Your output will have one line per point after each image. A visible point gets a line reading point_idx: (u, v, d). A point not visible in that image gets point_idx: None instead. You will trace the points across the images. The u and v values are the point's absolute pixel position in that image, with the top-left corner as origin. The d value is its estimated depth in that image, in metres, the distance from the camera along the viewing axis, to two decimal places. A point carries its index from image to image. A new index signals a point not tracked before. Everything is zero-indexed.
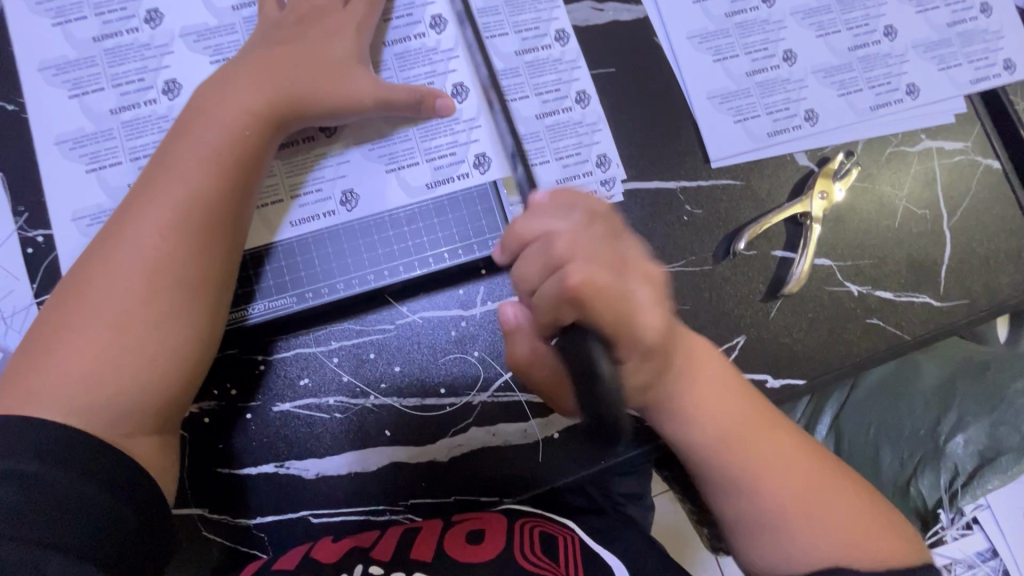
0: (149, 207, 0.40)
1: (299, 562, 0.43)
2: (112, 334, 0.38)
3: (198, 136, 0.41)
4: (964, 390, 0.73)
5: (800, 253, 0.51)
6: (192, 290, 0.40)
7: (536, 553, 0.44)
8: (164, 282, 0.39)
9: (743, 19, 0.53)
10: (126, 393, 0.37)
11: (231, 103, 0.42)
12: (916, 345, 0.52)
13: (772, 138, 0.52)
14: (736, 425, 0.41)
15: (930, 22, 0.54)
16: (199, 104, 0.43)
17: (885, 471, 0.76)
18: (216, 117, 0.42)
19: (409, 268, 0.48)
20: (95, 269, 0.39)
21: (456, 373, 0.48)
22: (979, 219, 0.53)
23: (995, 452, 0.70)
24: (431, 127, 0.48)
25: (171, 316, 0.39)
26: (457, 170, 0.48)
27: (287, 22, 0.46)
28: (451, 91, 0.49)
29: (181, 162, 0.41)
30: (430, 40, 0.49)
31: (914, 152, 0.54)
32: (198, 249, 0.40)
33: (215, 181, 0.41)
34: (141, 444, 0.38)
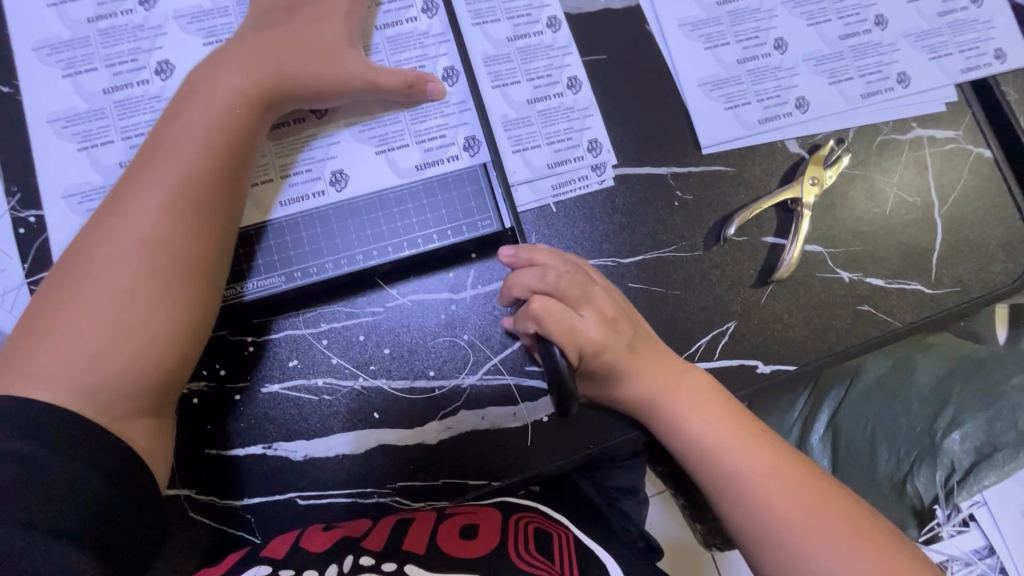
0: (143, 186, 0.40)
1: (290, 551, 0.43)
2: (107, 313, 0.37)
3: (190, 115, 0.41)
4: (961, 384, 0.72)
5: (791, 240, 0.50)
6: (187, 268, 0.40)
7: (529, 550, 0.44)
8: (159, 260, 0.39)
9: (734, 8, 0.53)
10: (122, 372, 0.37)
11: (222, 84, 0.42)
12: (907, 332, 0.51)
13: (762, 125, 0.52)
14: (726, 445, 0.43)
15: (920, 12, 0.55)
16: (191, 85, 0.43)
17: (882, 467, 0.74)
18: (207, 97, 0.42)
19: (398, 249, 0.48)
20: (91, 248, 0.39)
21: (445, 356, 0.48)
22: (971, 207, 0.53)
23: (991, 447, 0.70)
24: (422, 111, 0.49)
25: (166, 294, 0.39)
26: (447, 152, 0.49)
27: (280, 7, 0.46)
28: (441, 74, 0.49)
29: (176, 141, 0.41)
30: (422, 24, 0.50)
31: (905, 140, 0.54)
32: (193, 228, 0.40)
33: (208, 160, 0.41)
34: (133, 428, 0.38)
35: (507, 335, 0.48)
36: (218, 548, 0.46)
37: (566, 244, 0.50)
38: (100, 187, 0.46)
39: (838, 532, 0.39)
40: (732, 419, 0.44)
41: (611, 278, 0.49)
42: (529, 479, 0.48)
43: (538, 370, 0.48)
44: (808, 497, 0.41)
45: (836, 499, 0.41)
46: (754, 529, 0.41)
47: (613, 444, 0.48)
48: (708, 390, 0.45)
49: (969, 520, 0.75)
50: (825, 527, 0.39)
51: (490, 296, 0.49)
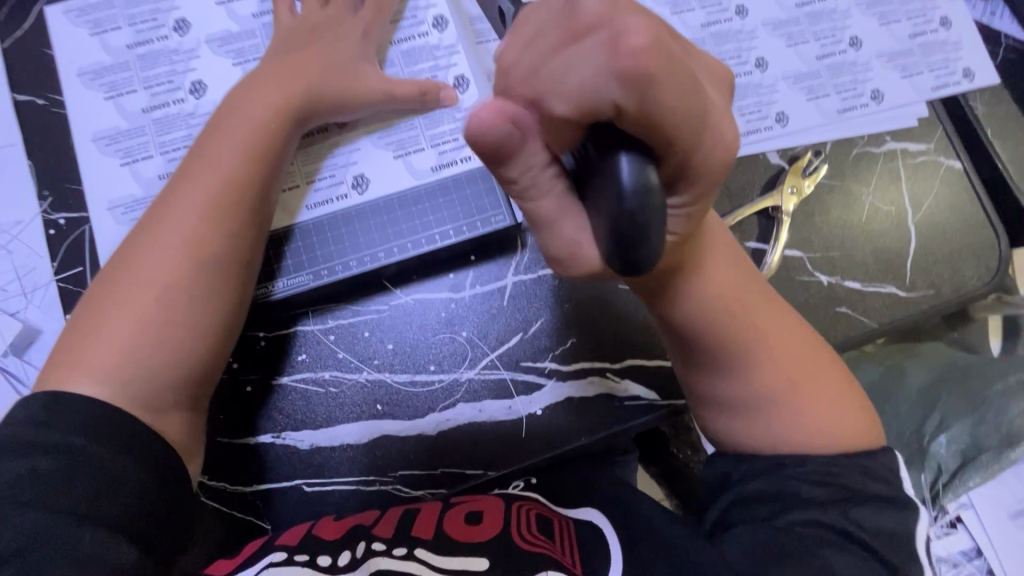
0: (184, 194, 0.44)
1: (302, 536, 0.44)
2: (148, 309, 0.41)
3: (228, 130, 0.46)
4: (948, 391, 0.74)
5: (772, 245, 0.54)
6: (222, 267, 0.43)
7: (531, 530, 0.43)
8: (197, 260, 0.42)
9: (718, 30, 0.57)
10: (162, 364, 0.40)
11: (258, 102, 0.47)
12: (883, 332, 0.54)
13: (745, 137, 0.56)
14: (741, 331, 0.41)
15: (893, 34, 0.59)
16: (230, 105, 0.47)
17: None
18: (245, 115, 0.46)
19: (417, 245, 0.51)
20: (136, 253, 0.42)
21: (445, 350, 0.51)
22: (942, 215, 0.56)
23: (976, 451, 0.70)
24: (436, 117, 0.52)
25: (204, 292, 0.42)
26: (460, 153, 0.52)
27: (300, 32, 0.51)
28: (453, 82, 0.53)
29: (215, 155, 0.45)
30: (433, 38, 0.53)
31: (879, 152, 0.57)
32: (228, 230, 0.44)
33: (242, 168, 0.45)
34: (170, 422, 0.41)
35: (505, 332, 0.51)
36: (228, 533, 0.49)
37: None
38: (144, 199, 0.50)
39: (810, 399, 0.42)
40: (750, 304, 0.41)
41: None
42: (523, 469, 0.50)
43: (533, 365, 0.51)
44: (807, 370, 0.43)
45: (821, 371, 0.43)
46: (763, 405, 0.42)
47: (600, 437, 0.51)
48: (730, 274, 0.41)
49: (955, 522, 0.73)
50: (823, 403, 0.42)
51: (487, 296, 0.52)
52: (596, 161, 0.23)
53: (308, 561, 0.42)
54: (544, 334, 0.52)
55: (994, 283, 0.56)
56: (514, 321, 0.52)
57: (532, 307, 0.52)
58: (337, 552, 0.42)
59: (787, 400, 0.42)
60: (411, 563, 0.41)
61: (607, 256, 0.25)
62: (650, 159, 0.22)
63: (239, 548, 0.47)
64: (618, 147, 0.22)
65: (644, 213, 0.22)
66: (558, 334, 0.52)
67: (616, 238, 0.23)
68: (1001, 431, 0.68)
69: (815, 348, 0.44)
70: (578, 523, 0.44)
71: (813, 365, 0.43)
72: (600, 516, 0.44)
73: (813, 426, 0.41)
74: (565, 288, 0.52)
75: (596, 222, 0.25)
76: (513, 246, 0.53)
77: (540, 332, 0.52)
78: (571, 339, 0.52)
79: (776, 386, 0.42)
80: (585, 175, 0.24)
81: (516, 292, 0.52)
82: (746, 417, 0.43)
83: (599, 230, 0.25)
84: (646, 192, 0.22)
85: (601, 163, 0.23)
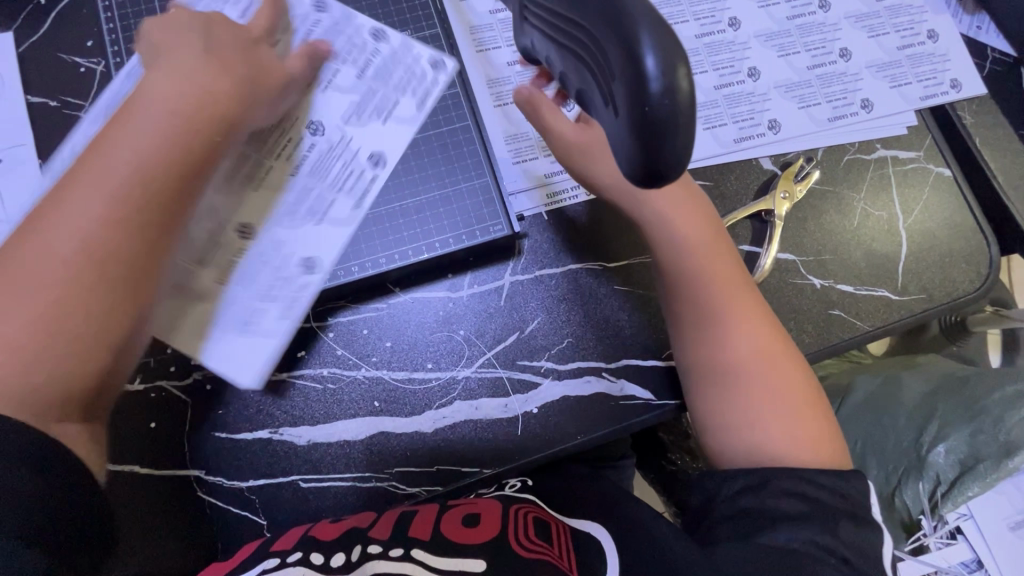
0: (84, 182, 0.34)
1: (296, 540, 0.44)
2: (45, 323, 0.32)
3: (146, 105, 0.36)
4: (944, 402, 0.69)
5: (765, 248, 0.55)
6: (139, 278, 0.34)
7: (527, 536, 0.44)
8: (105, 270, 0.33)
9: (712, 40, 0.59)
10: (62, 386, 0.32)
11: (194, 77, 0.38)
12: (875, 335, 0.55)
13: (738, 143, 0.57)
14: (723, 306, 0.46)
15: (881, 46, 0.60)
16: (151, 75, 0.38)
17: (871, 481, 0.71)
18: (170, 88, 0.37)
19: (416, 253, 0.52)
20: (38, 221, 0.34)
21: (442, 348, 0.52)
22: (932, 221, 0.57)
23: (976, 460, 0.64)
24: (384, 67, 0.49)
25: (113, 307, 0.33)
26: (429, 86, 0.49)
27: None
28: (371, 35, 0.49)
29: (140, 102, 0.37)
30: (323, 20, 0.49)
31: (870, 160, 0.58)
32: (150, 232, 0.35)
33: (171, 157, 0.36)
34: (69, 433, 0.33)
35: (502, 332, 0.52)
36: (222, 527, 0.48)
37: (558, 247, 0.54)
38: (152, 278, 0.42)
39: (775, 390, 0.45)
40: (736, 280, 0.47)
41: (598, 282, 0.53)
42: (517, 468, 0.50)
43: (530, 364, 0.52)
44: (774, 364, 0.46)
45: (794, 364, 0.46)
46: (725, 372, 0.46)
47: (594, 437, 0.51)
48: (716, 246, 0.48)
49: (955, 532, 0.72)
50: (783, 402, 0.45)
51: (485, 296, 0.53)
52: (621, 61, 0.22)
53: (300, 560, 0.41)
54: (541, 335, 0.52)
55: (985, 287, 0.56)
56: (511, 321, 0.52)
57: (529, 308, 0.52)
58: (332, 552, 0.42)
59: (766, 386, 0.45)
60: (407, 564, 0.40)
61: (629, 172, 0.25)
62: (680, 59, 0.21)
63: (234, 553, 0.46)
64: (646, 40, 0.21)
65: (673, 118, 0.22)
66: (555, 334, 0.52)
67: (636, 144, 0.23)
68: (1001, 440, 0.63)
69: (790, 361, 0.47)
70: (573, 531, 0.45)
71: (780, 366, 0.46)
72: (595, 526, 0.46)
73: (780, 410, 0.44)
74: (562, 290, 0.53)
75: (619, 134, 0.24)
76: (513, 250, 0.53)
77: (537, 333, 0.52)
78: (566, 340, 0.52)
79: (757, 369, 0.45)
80: (609, 75, 0.23)
81: (514, 292, 0.53)
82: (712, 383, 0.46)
83: (621, 143, 0.24)
84: (673, 90, 0.21)
85: (625, 58, 0.22)
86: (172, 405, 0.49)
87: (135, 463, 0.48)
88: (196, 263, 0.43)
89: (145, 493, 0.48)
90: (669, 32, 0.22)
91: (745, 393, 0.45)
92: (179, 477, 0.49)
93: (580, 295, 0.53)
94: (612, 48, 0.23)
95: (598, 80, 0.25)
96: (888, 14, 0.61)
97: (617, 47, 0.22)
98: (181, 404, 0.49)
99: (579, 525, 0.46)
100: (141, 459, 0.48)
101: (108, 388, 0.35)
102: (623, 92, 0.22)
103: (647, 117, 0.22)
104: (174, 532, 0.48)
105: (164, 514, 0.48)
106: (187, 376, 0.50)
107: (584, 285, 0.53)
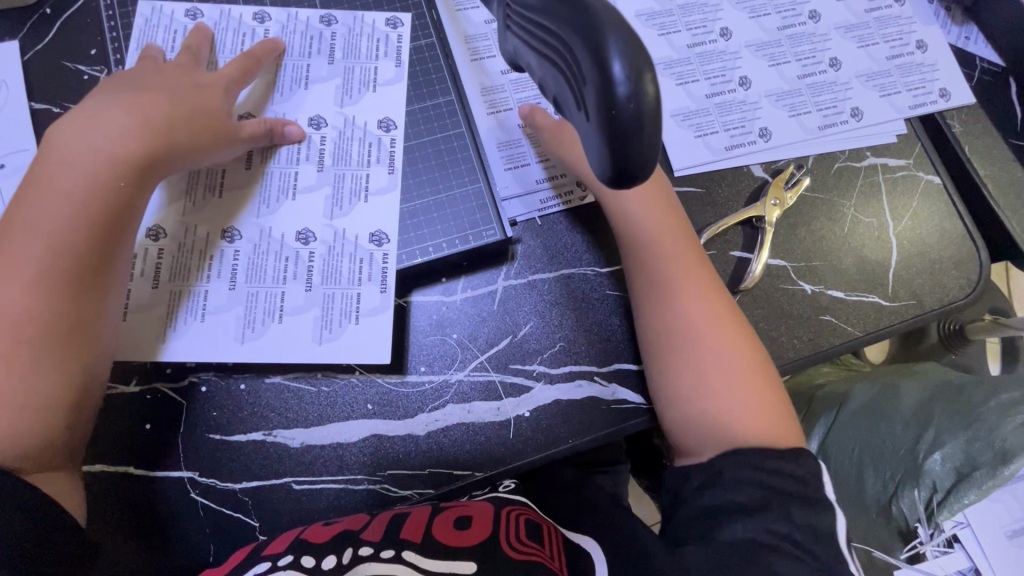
0: (9, 262, 0.40)
1: (288, 543, 0.44)
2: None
3: (57, 186, 0.42)
4: (942, 408, 0.67)
5: (756, 254, 0.55)
6: (60, 342, 0.41)
7: (520, 539, 0.44)
8: (55, 331, 0.40)
9: (703, 49, 0.60)
10: (14, 441, 0.39)
11: (106, 148, 0.43)
12: (867, 340, 0.55)
13: (729, 151, 0.58)
14: (698, 313, 0.48)
15: (870, 56, 0.61)
16: (51, 153, 0.43)
17: (869, 492, 0.69)
18: (77, 171, 0.42)
19: (410, 257, 0.52)
20: None
21: (435, 352, 0.52)
22: (922, 228, 0.58)
23: (971, 467, 0.62)
24: (352, 46, 0.55)
25: (38, 369, 0.40)
26: (389, 39, 0.56)
27: (151, 71, 0.49)
28: (321, 22, 0.55)
29: (64, 177, 0.42)
30: (258, 32, 0.55)
31: (860, 167, 0.59)
32: (65, 299, 0.41)
33: (80, 233, 0.42)
34: (47, 479, 0.41)
35: (494, 337, 0.52)
36: (215, 529, 0.49)
37: (551, 251, 0.54)
38: (264, 313, 0.49)
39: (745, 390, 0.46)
40: (714, 288, 0.49)
41: (591, 286, 0.54)
42: (510, 472, 0.51)
43: (522, 368, 0.52)
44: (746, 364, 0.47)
45: (764, 376, 0.47)
46: (692, 365, 0.47)
47: (588, 441, 0.51)
48: (696, 255, 0.50)
49: (952, 540, 0.70)
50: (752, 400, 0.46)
51: (478, 301, 0.53)
52: (590, 66, 0.23)
53: (292, 564, 0.41)
54: (534, 339, 0.53)
55: (976, 294, 0.57)
56: (503, 326, 0.53)
57: (521, 312, 0.53)
58: (323, 555, 0.42)
59: (737, 393, 0.46)
60: (398, 565, 0.41)
61: (600, 173, 0.25)
62: (647, 67, 0.22)
63: (230, 556, 0.47)
64: (611, 49, 0.22)
65: (639, 121, 0.22)
66: (547, 338, 0.53)
67: (606, 147, 0.23)
68: (996, 447, 0.60)
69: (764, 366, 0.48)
70: (563, 537, 0.47)
71: (750, 367, 0.47)
72: (584, 537, 0.47)
73: (747, 415, 0.45)
74: (555, 295, 0.54)
75: (589, 137, 0.24)
76: (506, 255, 0.54)
77: (529, 337, 0.53)
78: (558, 344, 0.53)
79: (727, 373, 0.46)
80: (579, 83, 0.24)
81: (506, 297, 0.53)
82: (683, 376, 0.47)
83: (592, 144, 0.24)
84: (639, 95, 0.22)
85: (594, 66, 0.23)
86: (167, 407, 0.49)
87: (128, 464, 0.49)
88: (150, 289, 0.49)
89: (133, 493, 0.48)
90: (637, 42, 0.23)
91: (710, 386, 0.46)
92: (172, 479, 0.49)
93: (571, 300, 0.54)
94: (581, 56, 0.23)
95: (570, 86, 0.25)
96: (877, 25, 0.62)
97: (586, 56, 0.23)
98: (174, 406, 0.50)
99: (571, 535, 0.47)
100: (134, 460, 0.49)
101: (74, 436, 0.42)
102: (592, 102, 0.23)
103: (614, 120, 0.22)
104: (171, 534, 0.48)
105: (159, 515, 0.48)
106: (183, 378, 0.50)
107: (577, 290, 0.54)
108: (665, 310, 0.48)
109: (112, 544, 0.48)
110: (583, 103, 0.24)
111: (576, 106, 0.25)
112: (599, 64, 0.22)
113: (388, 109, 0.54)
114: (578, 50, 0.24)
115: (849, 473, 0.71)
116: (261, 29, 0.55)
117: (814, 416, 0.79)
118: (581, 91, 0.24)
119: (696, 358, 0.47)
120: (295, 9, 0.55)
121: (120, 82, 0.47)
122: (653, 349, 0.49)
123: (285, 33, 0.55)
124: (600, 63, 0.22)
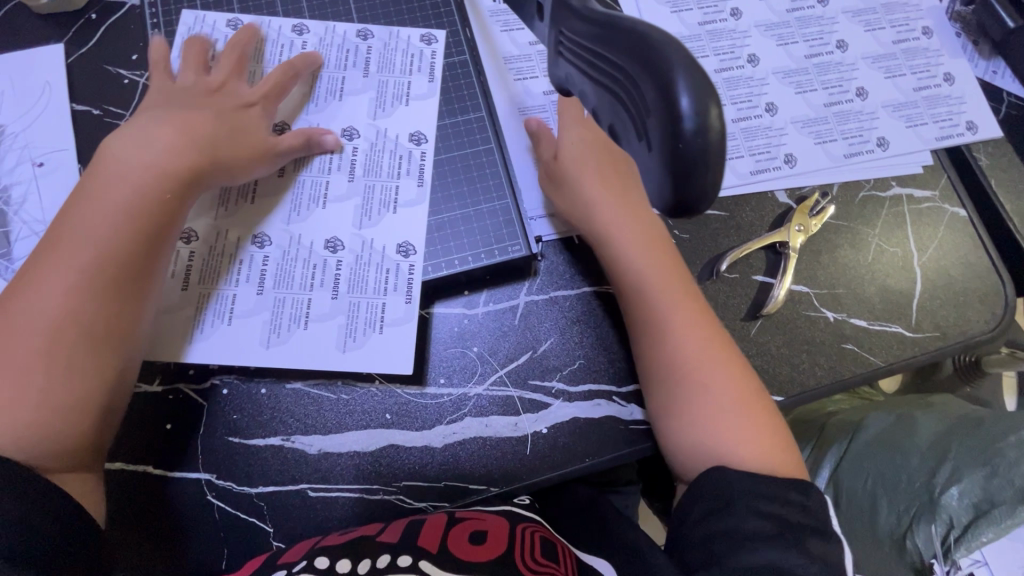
0: (56, 266, 0.41)
1: (305, 552, 0.44)
2: (19, 390, 0.39)
3: (103, 196, 0.43)
4: (960, 443, 0.64)
5: (779, 279, 0.55)
6: (96, 345, 0.41)
7: (536, 559, 0.44)
8: (88, 331, 0.41)
9: (730, 75, 0.61)
10: (48, 440, 0.39)
11: (151, 158, 0.45)
12: (889, 370, 0.55)
13: (755, 175, 0.58)
14: (704, 367, 0.48)
15: (897, 87, 0.62)
16: (99, 165, 0.44)
17: (883, 524, 0.66)
18: (123, 182, 0.44)
19: (436, 268, 0.53)
20: (31, 288, 0.41)
21: (455, 364, 0.52)
22: (946, 260, 0.58)
23: (990, 504, 0.57)
24: (386, 60, 0.56)
25: (74, 369, 0.40)
26: (422, 55, 0.57)
27: (201, 90, 0.50)
28: (356, 35, 0.57)
29: (109, 185, 0.43)
30: (295, 43, 0.56)
31: (886, 197, 0.59)
32: (106, 301, 0.42)
33: (121, 237, 0.43)
34: (70, 478, 0.41)
35: (514, 351, 0.53)
36: (229, 533, 0.49)
37: (573, 269, 0.55)
38: (290, 318, 0.50)
39: (744, 429, 0.46)
40: (716, 337, 0.49)
41: (612, 306, 0.54)
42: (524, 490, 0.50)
43: (541, 384, 0.52)
44: (740, 406, 0.47)
45: (772, 423, 0.47)
46: (689, 412, 0.47)
47: (605, 460, 0.51)
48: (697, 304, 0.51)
49: None
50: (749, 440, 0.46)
51: (500, 314, 0.53)
52: (656, 100, 0.23)
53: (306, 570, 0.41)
54: (554, 356, 0.53)
55: (1000, 328, 0.56)
56: (523, 341, 0.53)
57: (542, 328, 0.53)
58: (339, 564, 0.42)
59: (730, 433, 0.46)
60: None
61: (658, 202, 0.26)
62: (713, 101, 0.23)
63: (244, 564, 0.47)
64: (679, 84, 0.23)
65: (704, 153, 0.23)
66: (568, 355, 0.53)
67: (669, 178, 0.24)
68: (1016, 486, 0.56)
69: (763, 403, 0.48)
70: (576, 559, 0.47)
71: (750, 406, 0.47)
72: (599, 559, 0.47)
73: (768, 471, 0.45)
74: (577, 312, 0.54)
75: (650, 167, 0.25)
76: (530, 270, 0.54)
77: (549, 353, 0.53)
78: (578, 361, 0.53)
79: (739, 427, 0.46)
80: (640, 116, 0.25)
81: (527, 312, 0.53)
82: (681, 421, 0.48)
83: (652, 175, 0.25)
84: (705, 129, 0.22)
85: (660, 101, 0.23)
86: (187, 407, 0.50)
87: (146, 465, 0.49)
88: (179, 291, 0.50)
89: (149, 494, 0.49)
90: (704, 77, 0.23)
91: (706, 429, 0.47)
92: (189, 480, 0.49)
93: (592, 318, 0.54)
94: (645, 91, 0.24)
95: (631, 118, 0.26)
96: (905, 57, 0.62)
97: (649, 90, 0.24)
98: (195, 406, 0.50)
99: (583, 555, 0.47)
100: (153, 460, 0.49)
101: (100, 439, 0.43)
102: (656, 133, 0.24)
103: (678, 152, 0.23)
104: (186, 536, 0.49)
105: (173, 517, 0.49)
106: (205, 380, 0.50)
107: (600, 308, 0.54)
108: (661, 357, 0.49)
109: (126, 544, 0.48)
110: (644, 132, 0.25)
111: (636, 137, 0.26)
112: (666, 98, 0.23)
113: (419, 122, 0.55)
114: (642, 84, 0.24)
115: (864, 504, 0.70)
116: (299, 41, 0.56)
117: (828, 445, 0.79)
118: (643, 121, 0.24)
119: (692, 403, 0.47)
120: (332, 23, 0.57)
121: (166, 102, 0.49)
122: (660, 407, 0.49)
123: (322, 45, 0.56)
124: (666, 94, 0.23)
